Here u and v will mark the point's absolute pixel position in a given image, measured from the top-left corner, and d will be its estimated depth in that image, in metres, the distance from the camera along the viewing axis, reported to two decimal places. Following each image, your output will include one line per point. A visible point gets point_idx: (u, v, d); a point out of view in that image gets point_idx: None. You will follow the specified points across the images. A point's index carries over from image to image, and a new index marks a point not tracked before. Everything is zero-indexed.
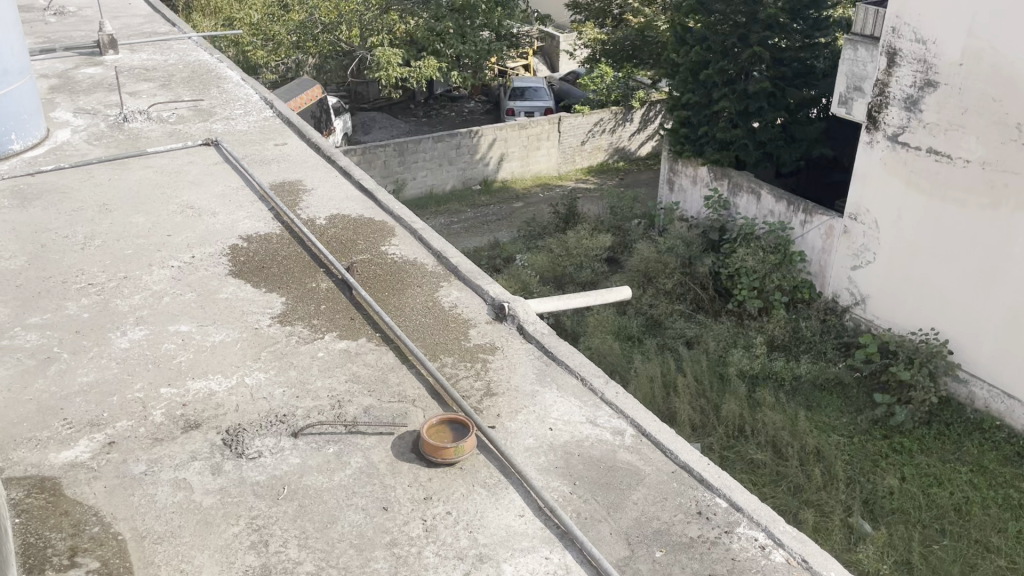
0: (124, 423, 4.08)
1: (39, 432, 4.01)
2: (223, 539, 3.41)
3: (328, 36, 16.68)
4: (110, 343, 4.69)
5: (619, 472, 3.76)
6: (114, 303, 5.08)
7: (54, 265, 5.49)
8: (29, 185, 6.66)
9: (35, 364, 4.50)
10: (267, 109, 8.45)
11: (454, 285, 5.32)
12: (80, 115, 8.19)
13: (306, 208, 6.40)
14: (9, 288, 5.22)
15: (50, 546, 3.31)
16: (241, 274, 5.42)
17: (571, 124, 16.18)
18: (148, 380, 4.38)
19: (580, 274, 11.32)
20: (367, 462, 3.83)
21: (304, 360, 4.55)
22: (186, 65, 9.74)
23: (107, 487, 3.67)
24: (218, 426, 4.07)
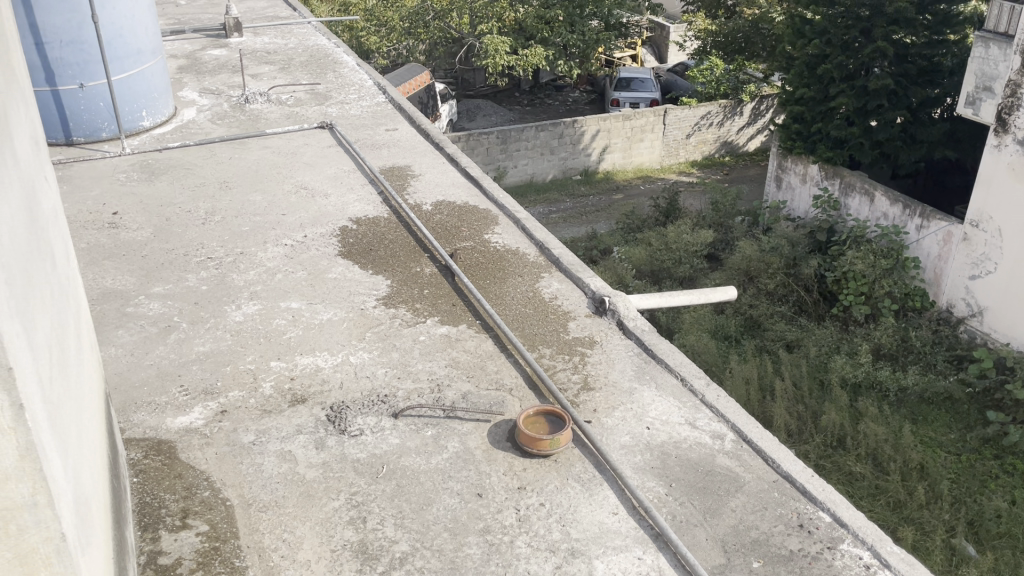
0: (235, 393, 4.27)
1: (158, 397, 4.23)
2: (323, 512, 3.52)
3: (440, 22, 16.88)
4: (225, 316, 4.90)
5: (718, 477, 3.68)
6: (230, 278, 5.30)
7: (177, 238, 5.78)
8: (157, 160, 7.02)
9: (157, 333, 4.74)
10: (380, 94, 8.63)
11: (555, 276, 5.31)
12: (205, 95, 8.57)
13: (414, 193, 6.51)
14: (136, 258, 5.53)
15: (163, 507, 3.52)
16: (349, 255, 5.57)
17: (677, 116, 15.87)
18: (259, 353, 4.57)
19: (679, 269, 11.14)
20: (464, 448, 3.88)
21: (407, 343, 4.65)
22: (306, 49, 10.04)
23: (218, 453, 3.85)
24: (323, 402, 4.20)
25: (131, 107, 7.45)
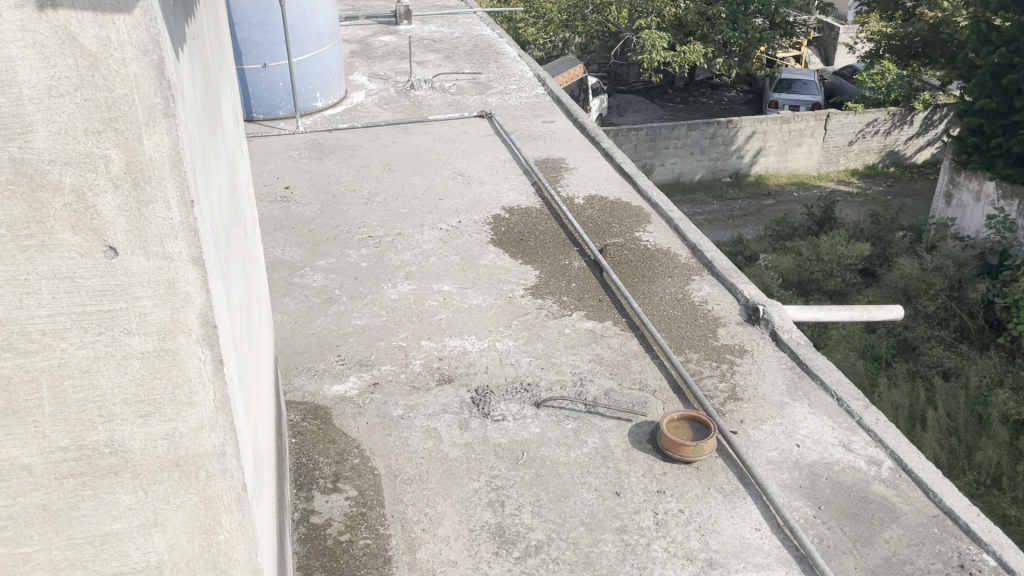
0: (387, 367, 4.45)
1: (317, 364, 4.47)
2: (464, 492, 3.61)
3: (597, 16, 16.76)
4: (381, 293, 5.10)
5: (872, 505, 3.50)
6: (387, 256, 5.52)
7: (341, 216, 6.06)
8: (327, 139, 7.39)
9: (319, 303, 5.00)
10: (540, 86, 8.71)
11: (707, 280, 5.19)
12: (374, 80, 8.93)
13: (567, 185, 6.53)
14: (304, 231, 5.85)
15: (318, 469, 3.72)
16: (501, 243, 5.67)
17: (840, 121, 15.12)
18: (410, 331, 4.73)
19: (830, 282, 10.64)
20: (604, 445, 3.87)
21: (552, 334, 4.68)
22: (470, 39, 10.26)
23: (369, 424, 4.03)
24: (468, 385, 4.30)
25: (306, 87, 7.87)
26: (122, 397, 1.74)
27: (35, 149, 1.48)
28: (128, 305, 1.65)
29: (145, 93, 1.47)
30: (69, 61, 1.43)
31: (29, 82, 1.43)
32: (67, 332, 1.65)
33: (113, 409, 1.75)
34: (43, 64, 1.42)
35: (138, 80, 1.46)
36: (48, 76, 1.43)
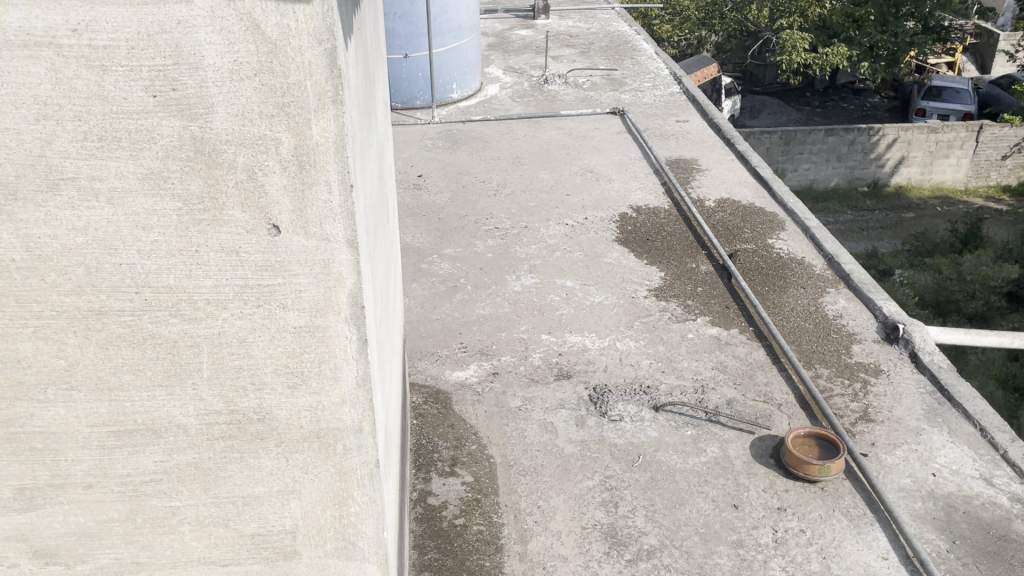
0: (508, 358, 4.50)
1: (440, 349, 4.58)
2: (578, 489, 3.61)
3: (736, 14, 16.50)
4: (505, 285, 5.16)
5: (1013, 546, 3.28)
6: (513, 249, 5.57)
7: (470, 206, 6.17)
8: (459, 130, 7.53)
9: (445, 290, 5.11)
10: (675, 84, 8.56)
11: (842, 293, 4.98)
12: (509, 73, 9.03)
13: (698, 187, 6.40)
14: (434, 219, 5.98)
15: (436, 452, 3.81)
16: (627, 242, 5.62)
17: (994, 133, 14.16)
18: (532, 324, 4.76)
19: (971, 304, 10.00)
20: (724, 455, 3.78)
21: (675, 338, 4.61)
22: (607, 35, 10.21)
23: (487, 412, 4.09)
24: (587, 382, 4.30)
25: (443, 79, 8.05)
26: (273, 367, 1.84)
27: (215, 129, 1.57)
28: (286, 281, 1.74)
29: (317, 80, 1.54)
30: (251, 48, 1.51)
31: (215, 65, 1.52)
32: (228, 303, 1.75)
33: (264, 378, 1.85)
34: (228, 49, 1.51)
35: (312, 68, 1.53)
36: (232, 60, 1.51)
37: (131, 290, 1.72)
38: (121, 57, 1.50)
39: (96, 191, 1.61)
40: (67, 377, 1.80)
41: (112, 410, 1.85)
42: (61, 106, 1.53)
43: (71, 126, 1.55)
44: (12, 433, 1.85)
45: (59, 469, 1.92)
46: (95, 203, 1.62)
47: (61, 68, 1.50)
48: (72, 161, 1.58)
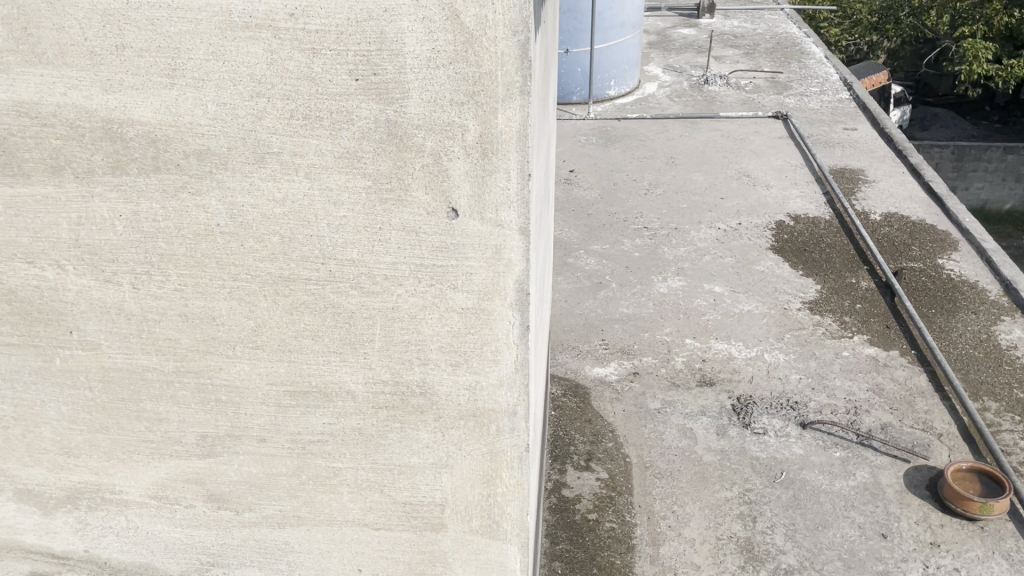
0: (650, 359, 4.46)
1: (582, 344, 4.59)
2: (715, 498, 3.54)
3: (913, 19, 15.36)
4: (651, 285, 5.11)
5: None
6: (661, 250, 5.51)
7: (620, 204, 6.14)
8: (614, 127, 7.50)
9: (589, 286, 5.12)
10: (844, 91, 8.18)
11: (1019, 322, 4.62)
12: (668, 71, 8.91)
13: (863, 199, 6.10)
14: (583, 214, 6.00)
15: (573, 445, 3.84)
16: (782, 251, 5.43)
17: None
18: (676, 328, 4.70)
19: None
20: (874, 481, 3.60)
21: (827, 355, 4.42)
22: (774, 36, 9.88)
23: (626, 412, 4.07)
24: (731, 391, 4.20)
25: (602, 75, 8.04)
26: (438, 344, 1.91)
27: (408, 114, 1.64)
28: (459, 263, 1.81)
29: (507, 70, 1.58)
30: (449, 36, 1.57)
31: (415, 52, 1.59)
32: (403, 279, 1.84)
33: (429, 354, 1.93)
34: (428, 37, 1.58)
35: (504, 58, 1.57)
36: (431, 48, 1.58)
37: (318, 260, 1.83)
38: (330, 42, 1.60)
39: (296, 165, 1.73)
40: (254, 337, 1.94)
41: (290, 370, 1.98)
42: (273, 85, 1.65)
43: (280, 104, 1.66)
44: (203, 383, 2.02)
45: (239, 421, 2.08)
46: (294, 177, 1.74)
47: (276, 50, 1.61)
48: (277, 137, 1.70)
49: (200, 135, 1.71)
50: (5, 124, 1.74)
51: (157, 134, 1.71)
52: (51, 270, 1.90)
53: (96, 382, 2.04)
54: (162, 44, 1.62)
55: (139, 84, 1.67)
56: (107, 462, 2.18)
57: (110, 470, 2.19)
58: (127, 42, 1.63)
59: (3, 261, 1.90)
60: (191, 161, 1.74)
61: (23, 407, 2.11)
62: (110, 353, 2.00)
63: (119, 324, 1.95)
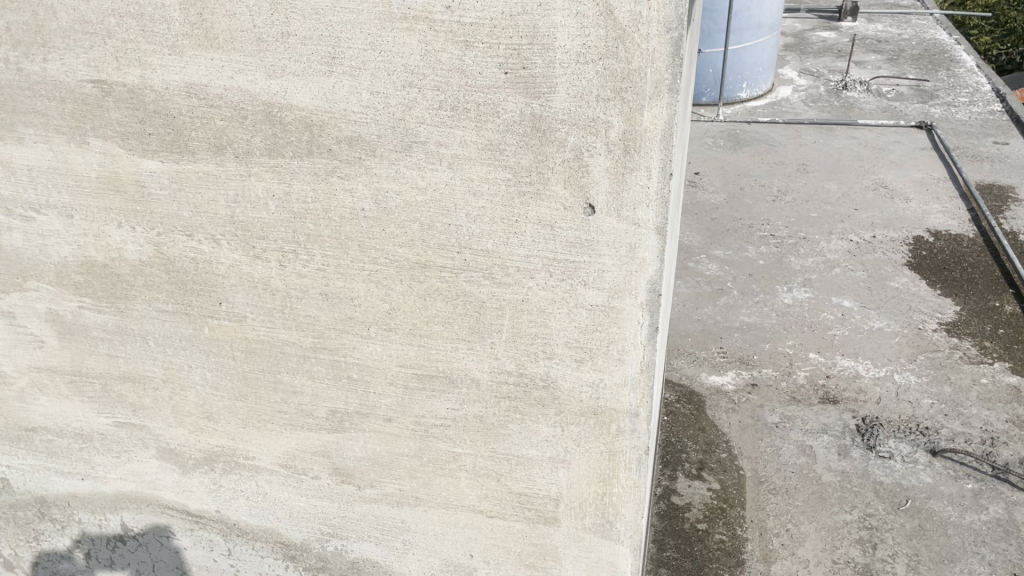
0: (770, 371, 4.33)
1: (699, 350, 4.50)
2: (833, 520, 3.40)
3: None
4: (775, 295, 4.95)
5: None
6: (788, 259, 5.33)
7: (746, 209, 5.98)
8: (744, 131, 7.31)
9: (710, 292, 5.01)
10: (997, 102, 7.68)
11: None
12: (804, 75, 8.61)
13: (1012, 218, 5.71)
14: (707, 218, 5.88)
15: (685, 453, 3.78)
16: (919, 268, 5.16)
17: None
18: (800, 341, 4.53)
19: None
20: (1009, 518, 3.38)
21: (964, 381, 4.17)
22: (922, 42, 9.38)
23: (742, 423, 3.97)
24: (855, 411, 4.02)
25: (735, 77, 7.84)
26: (565, 339, 1.92)
27: (554, 108, 1.66)
28: (592, 260, 1.81)
29: (657, 67, 1.57)
30: (601, 32, 1.57)
31: (565, 47, 1.60)
32: (535, 272, 1.85)
33: (555, 348, 1.94)
34: (580, 33, 1.58)
35: (655, 56, 1.56)
36: (582, 43, 1.59)
37: (454, 249, 1.87)
38: (483, 35, 1.63)
39: (440, 155, 1.77)
40: (388, 319, 2.01)
41: (419, 354, 2.04)
42: (426, 76, 1.69)
43: (430, 95, 1.71)
44: (337, 360, 2.10)
45: (367, 400, 2.15)
46: (437, 166, 1.79)
47: (431, 42, 1.65)
48: (425, 127, 1.75)
49: (353, 121, 1.78)
50: (177, 105, 1.84)
51: (314, 119, 1.79)
52: (208, 243, 2.01)
53: (240, 352, 2.16)
54: (323, 33, 1.69)
55: (300, 71, 1.75)
56: (244, 429, 2.29)
57: (245, 437, 2.30)
58: (291, 30, 1.70)
59: (164, 233, 2.02)
60: (342, 147, 1.81)
61: (171, 371, 2.23)
62: (254, 325, 2.10)
63: (265, 298, 2.06)
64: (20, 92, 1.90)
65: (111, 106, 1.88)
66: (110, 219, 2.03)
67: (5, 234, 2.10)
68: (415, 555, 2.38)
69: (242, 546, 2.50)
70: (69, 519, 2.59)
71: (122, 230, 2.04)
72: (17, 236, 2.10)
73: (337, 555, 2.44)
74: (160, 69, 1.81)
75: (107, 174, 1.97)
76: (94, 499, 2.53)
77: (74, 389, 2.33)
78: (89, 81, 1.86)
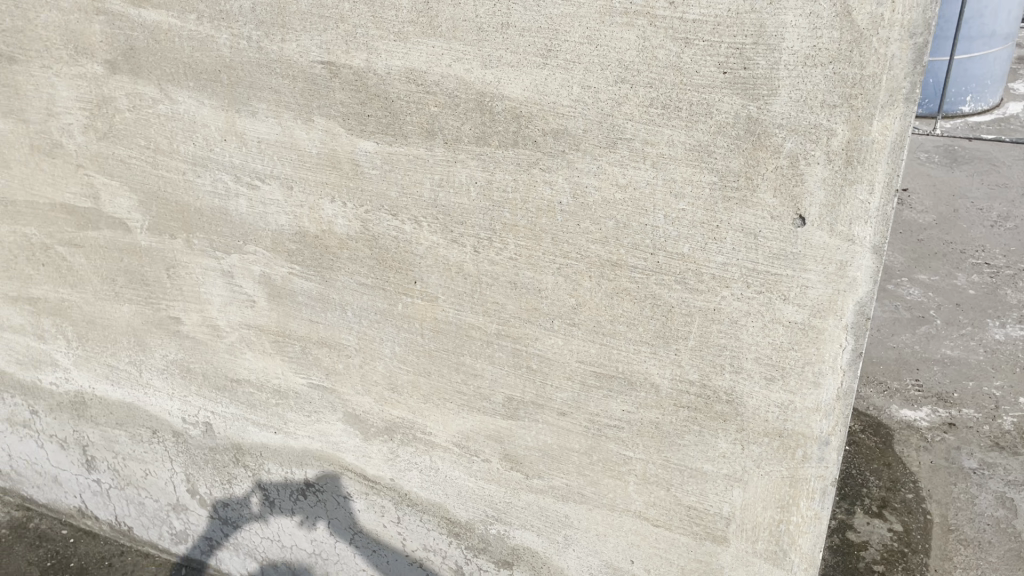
0: (971, 412, 3.95)
1: (891, 381, 4.20)
2: None
3: None
4: (984, 329, 4.52)
5: None
6: (1003, 291, 4.84)
7: (959, 233, 5.49)
8: (963, 148, 6.71)
9: (908, 319, 4.65)
10: None
11: None
12: None
13: None
14: (912, 240, 5.45)
15: (866, 488, 3.54)
16: None
17: None
18: (1010, 383, 4.11)
19: None
20: None
21: None
22: None
23: (933, 464, 3.65)
24: None
25: (957, 89, 7.22)
26: (756, 354, 1.83)
27: (772, 112, 1.59)
28: (795, 274, 1.71)
29: (894, 74, 1.47)
30: (835, 34, 1.49)
31: (793, 48, 1.52)
32: (732, 282, 1.78)
33: (744, 363, 1.86)
34: (811, 34, 1.50)
35: (893, 62, 1.46)
36: (812, 45, 1.51)
37: (649, 250, 1.83)
38: (705, 33, 1.58)
39: (645, 154, 1.74)
40: (573, 315, 2.00)
41: (601, 353, 2.02)
42: (640, 71, 1.66)
43: (642, 91, 1.68)
44: (518, 349, 2.13)
45: (543, 392, 2.16)
46: (641, 165, 1.75)
47: (650, 37, 1.62)
48: (633, 123, 1.72)
49: (561, 115, 1.78)
50: (396, 89, 1.92)
51: (522, 110, 1.81)
52: (409, 224, 2.09)
53: (428, 330, 2.23)
54: (542, 25, 1.70)
55: (514, 62, 1.77)
56: (424, 405, 2.37)
57: (425, 413, 2.38)
58: (512, 21, 1.73)
59: (372, 210, 2.11)
60: (548, 139, 1.82)
61: (364, 342, 2.35)
62: (444, 307, 2.17)
63: (456, 281, 2.11)
64: (258, 70, 2.05)
65: (337, 87, 1.98)
66: (325, 194, 2.15)
67: (232, 201, 2.28)
68: (575, 552, 2.37)
69: (410, 517, 2.60)
70: (259, 467, 2.79)
71: (334, 205, 2.16)
72: (243, 203, 2.27)
73: (499, 539, 2.48)
74: (384, 54, 1.89)
75: (327, 151, 2.09)
76: (282, 452, 2.71)
77: (277, 347, 2.50)
78: (320, 62, 1.97)
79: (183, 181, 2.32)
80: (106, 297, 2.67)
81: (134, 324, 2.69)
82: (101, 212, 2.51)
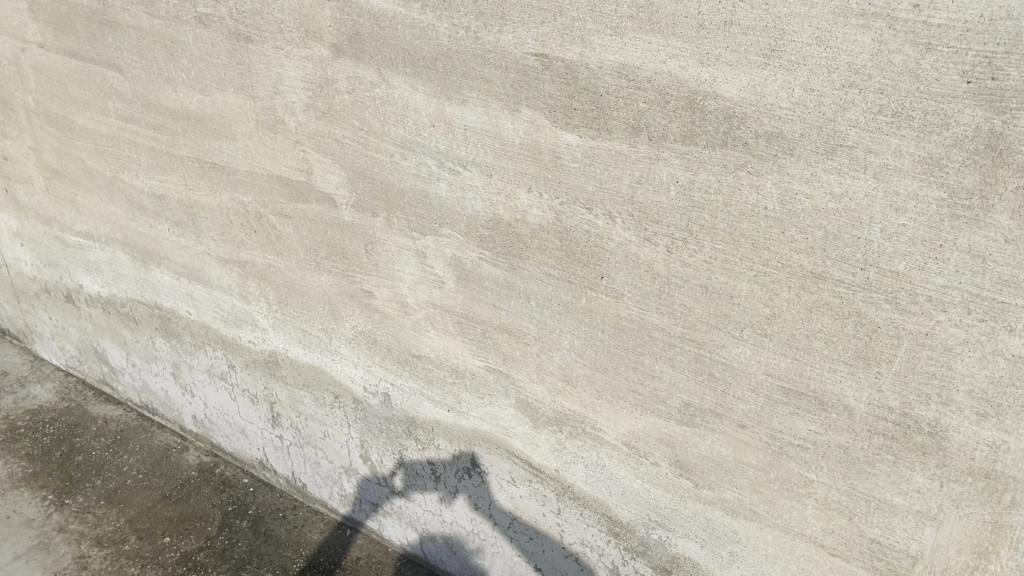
0: None
1: None
2: None
3: None
4: None
5: None
6: None
7: None
8: None
9: None
10: None
11: None
12: None
13: None
14: None
15: None
16: None
17: None
18: None
19: None
20: None
21: None
22: None
23: None
24: None
25: None
26: (970, 386, 1.71)
27: (1020, 126, 1.49)
28: None
29: None
30: None
31: None
32: (951, 306, 1.67)
33: (955, 395, 1.74)
34: None
35: None
36: None
37: (858, 265, 1.74)
38: (952, 39, 1.49)
39: (867, 163, 1.65)
40: (766, 325, 1.94)
41: (792, 368, 1.94)
42: (871, 77, 1.59)
43: (871, 97, 1.60)
44: (702, 355, 2.08)
45: (725, 401, 2.10)
46: (861, 174, 1.67)
47: (887, 41, 1.55)
48: (856, 130, 1.64)
49: (778, 117, 1.72)
50: (606, 83, 1.93)
51: (736, 111, 1.77)
52: (603, 219, 2.09)
53: (610, 327, 2.23)
54: (769, 24, 1.66)
55: (734, 61, 1.73)
56: (597, 401, 2.37)
57: (597, 409, 2.38)
58: (736, 19, 1.69)
59: (567, 203, 2.14)
60: (760, 142, 1.77)
61: (545, 332, 2.38)
62: (628, 305, 2.16)
63: (646, 280, 2.09)
64: (473, 59, 2.11)
65: (547, 79, 2.01)
66: (523, 184, 2.20)
67: (433, 183, 2.37)
68: (739, 569, 2.30)
69: (571, 510, 2.62)
70: (430, 442, 2.89)
71: (531, 195, 2.20)
72: (444, 187, 2.35)
73: (659, 545, 2.45)
74: (598, 49, 1.90)
75: (530, 142, 2.13)
76: (453, 430, 2.79)
77: (459, 329, 2.58)
78: (533, 54, 2.01)
79: (390, 162, 2.44)
80: (307, 266, 2.85)
81: (329, 294, 2.86)
82: (312, 186, 2.68)
